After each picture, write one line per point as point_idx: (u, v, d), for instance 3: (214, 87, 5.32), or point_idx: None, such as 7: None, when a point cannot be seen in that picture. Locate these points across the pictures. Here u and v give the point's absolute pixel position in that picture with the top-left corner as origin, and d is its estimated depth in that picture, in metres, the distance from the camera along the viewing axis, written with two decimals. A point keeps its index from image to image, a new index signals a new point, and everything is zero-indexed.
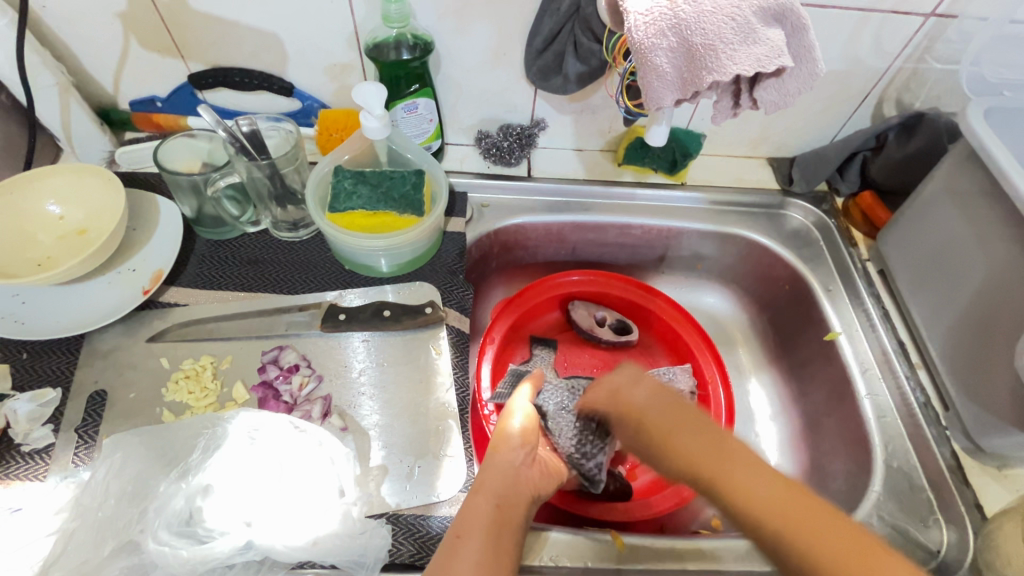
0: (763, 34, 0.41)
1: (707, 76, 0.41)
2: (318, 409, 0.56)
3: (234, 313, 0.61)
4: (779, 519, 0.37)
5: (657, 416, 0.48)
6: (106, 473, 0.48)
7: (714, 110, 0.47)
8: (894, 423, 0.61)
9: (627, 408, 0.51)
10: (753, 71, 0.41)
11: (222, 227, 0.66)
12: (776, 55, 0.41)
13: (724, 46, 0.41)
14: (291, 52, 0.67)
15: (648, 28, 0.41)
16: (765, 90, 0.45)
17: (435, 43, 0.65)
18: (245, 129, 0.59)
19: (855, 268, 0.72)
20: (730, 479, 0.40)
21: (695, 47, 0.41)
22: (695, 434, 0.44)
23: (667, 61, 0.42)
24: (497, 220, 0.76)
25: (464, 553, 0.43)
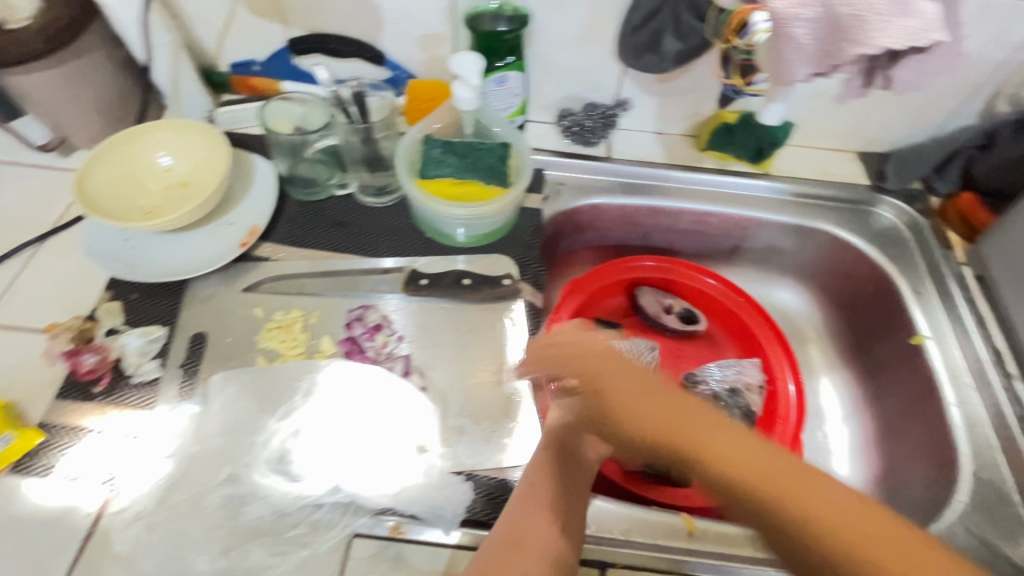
0: (919, 6, 0.39)
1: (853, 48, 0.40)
2: (399, 367, 0.58)
3: (322, 271, 0.63)
4: (776, 487, 0.30)
5: (622, 389, 0.37)
6: (218, 408, 0.52)
7: (843, 88, 0.46)
8: (985, 433, 0.59)
9: (565, 363, 0.43)
10: (901, 46, 0.40)
11: (312, 188, 0.69)
12: (929, 30, 0.40)
13: (875, 17, 0.40)
14: (388, 21, 0.68)
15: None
16: (904, 69, 0.43)
17: (531, 17, 0.65)
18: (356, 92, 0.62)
19: (950, 271, 0.69)
20: (714, 446, 0.32)
21: (842, 18, 0.40)
22: (659, 402, 0.35)
23: (807, 32, 0.42)
24: (573, 198, 0.76)
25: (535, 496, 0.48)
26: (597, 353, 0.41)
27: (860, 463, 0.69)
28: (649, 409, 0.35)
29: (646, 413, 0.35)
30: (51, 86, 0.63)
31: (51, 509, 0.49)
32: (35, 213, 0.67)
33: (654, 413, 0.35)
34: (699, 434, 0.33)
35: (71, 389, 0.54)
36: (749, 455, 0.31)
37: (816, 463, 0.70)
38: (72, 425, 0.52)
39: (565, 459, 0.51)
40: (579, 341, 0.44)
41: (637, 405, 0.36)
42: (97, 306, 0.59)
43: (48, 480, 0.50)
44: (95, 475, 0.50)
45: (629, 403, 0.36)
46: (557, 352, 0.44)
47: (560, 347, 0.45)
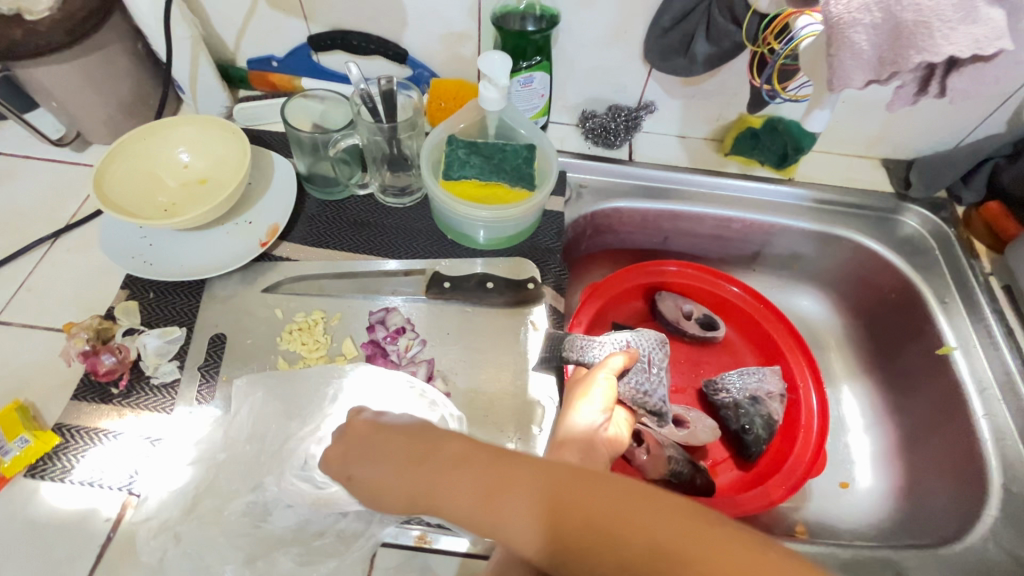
0: (985, 13, 0.38)
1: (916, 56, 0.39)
2: (423, 371, 0.57)
3: (342, 272, 0.62)
4: (612, 533, 0.29)
5: (448, 467, 0.33)
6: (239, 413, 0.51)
7: (893, 96, 0.44)
8: (1015, 447, 0.58)
9: (383, 470, 0.35)
10: (968, 54, 0.38)
11: (331, 187, 0.67)
12: (997, 37, 0.38)
13: (940, 24, 0.38)
14: (411, 19, 0.67)
15: (850, 2, 0.40)
16: (961, 79, 0.41)
17: (559, 17, 0.64)
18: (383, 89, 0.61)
19: (976, 281, 0.68)
20: (548, 504, 0.30)
21: (904, 24, 0.39)
22: (483, 470, 0.32)
23: (866, 38, 0.40)
24: (594, 201, 0.75)
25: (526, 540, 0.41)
26: (446, 445, 0.34)
27: (886, 476, 0.68)
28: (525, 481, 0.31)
29: (529, 494, 0.31)
30: (68, 79, 0.61)
31: (70, 513, 0.48)
32: (50, 209, 0.66)
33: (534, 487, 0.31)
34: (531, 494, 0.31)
35: (88, 391, 0.53)
36: (630, 510, 0.29)
37: (838, 472, 0.69)
38: (90, 427, 0.51)
39: (588, 451, 0.47)
40: (350, 435, 0.38)
41: (505, 498, 0.31)
42: (114, 305, 0.58)
43: (66, 484, 0.49)
44: (114, 479, 0.49)
45: (496, 490, 0.31)
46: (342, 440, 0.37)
47: (369, 459, 0.36)
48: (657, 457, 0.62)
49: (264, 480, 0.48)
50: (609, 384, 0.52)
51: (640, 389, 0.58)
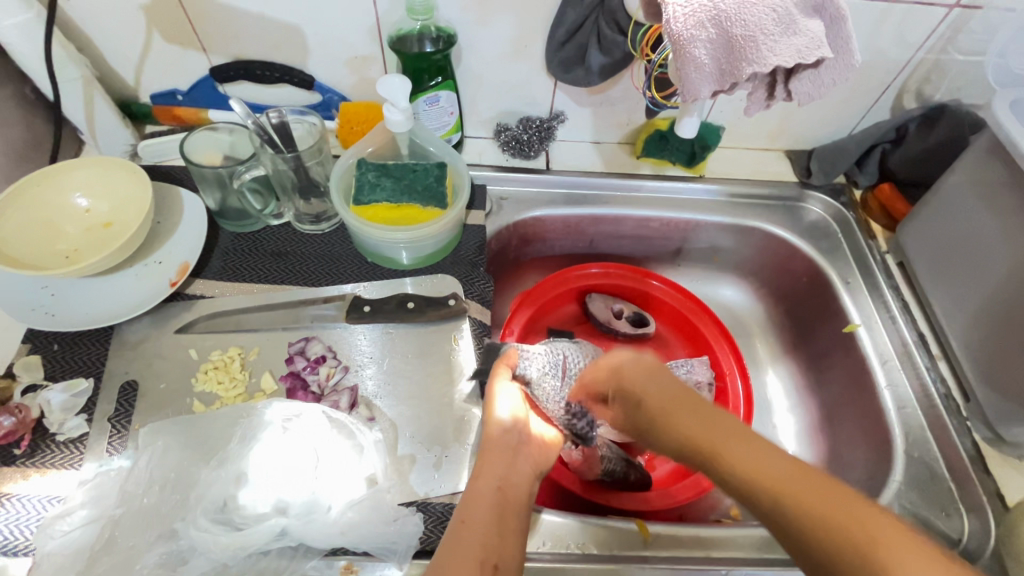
0: (803, 25, 0.42)
1: (748, 68, 0.42)
2: (346, 399, 0.56)
3: (259, 305, 0.62)
4: (748, 468, 0.34)
5: (635, 368, 0.47)
6: (149, 461, 0.50)
7: (747, 102, 0.47)
8: (915, 413, 0.61)
9: (637, 364, 0.47)
10: (793, 62, 0.42)
11: (246, 219, 0.67)
12: (816, 46, 0.42)
13: (765, 37, 0.42)
14: (313, 46, 0.67)
15: (687, 20, 0.41)
16: (801, 82, 0.45)
17: (457, 36, 0.65)
18: (274, 121, 0.61)
19: (874, 260, 0.72)
20: (687, 423, 0.39)
21: (735, 38, 0.42)
22: (660, 380, 0.44)
23: (706, 53, 0.43)
24: (516, 212, 0.76)
25: (472, 534, 0.42)
26: (635, 369, 0.46)
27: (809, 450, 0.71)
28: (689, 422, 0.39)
29: (682, 428, 0.39)
30: None
31: None
32: None
33: (693, 420, 0.38)
34: (678, 412, 0.40)
35: None
36: (765, 463, 0.34)
37: None
38: None
39: (512, 466, 0.49)
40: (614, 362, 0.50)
41: (700, 425, 0.38)
42: (14, 361, 0.55)
43: None
44: (18, 542, 0.47)
45: (669, 394, 0.42)
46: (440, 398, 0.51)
47: (628, 378, 0.46)
48: (591, 458, 0.63)
49: (177, 529, 0.47)
50: (516, 390, 0.56)
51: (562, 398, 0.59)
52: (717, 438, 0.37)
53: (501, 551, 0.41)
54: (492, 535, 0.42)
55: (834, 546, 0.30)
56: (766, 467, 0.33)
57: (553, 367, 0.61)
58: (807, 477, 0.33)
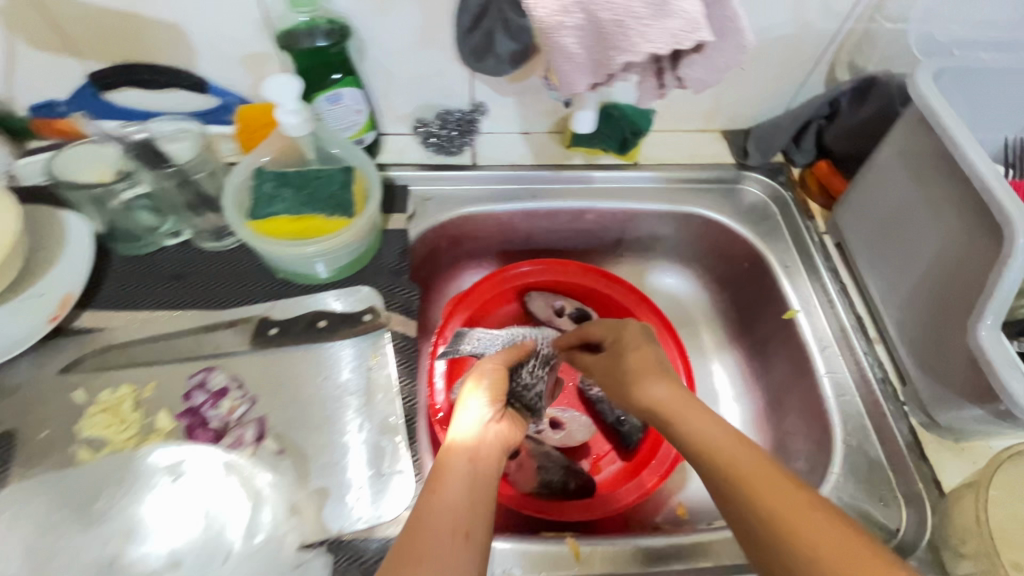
0: (677, 5, 0.38)
1: (618, 57, 0.40)
2: (252, 433, 0.52)
3: (154, 336, 0.57)
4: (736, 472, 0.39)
5: (642, 364, 0.50)
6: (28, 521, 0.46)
7: (638, 91, 0.46)
8: (854, 401, 0.60)
9: (647, 362, 0.51)
10: (666, 50, 0.39)
11: (138, 242, 0.61)
12: (693, 30, 0.38)
13: (634, 21, 0.39)
14: (197, 44, 0.61)
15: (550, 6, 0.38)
16: (690, 68, 0.43)
17: (353, 26, 0.59)
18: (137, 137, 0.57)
19: (812, 242, 0.70)
20: (691, 416, 0.44)
21: (604, 23, 0.39)
22: (661, 373, 0.49)
23: (575, 40, 0.40)
24: (442, 212, 0.72)
25: (436, 514, 0.38)
26: (651, 375, 0.49)
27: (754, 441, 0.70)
28: (706, 426, 0.43)
29: (699, 429, 0.43)
30: None
31: None
32: None
33: (666, 387, 0.47)
34: (689, 404, 0.45)
35: None
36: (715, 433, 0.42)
37: None
38: None
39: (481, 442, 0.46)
40: (618, 342, 0.55)
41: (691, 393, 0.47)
42: None
43: None
44: None
45: (672, 382, 0.48)
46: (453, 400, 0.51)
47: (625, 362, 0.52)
48: (527, 469, 0.62)
49: None
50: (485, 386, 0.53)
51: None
52: (681, 394, 0.47)
53: (472, 511, 0.39)
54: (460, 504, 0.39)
55: (786, 549, 0.35)
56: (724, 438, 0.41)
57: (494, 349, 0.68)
58: (813, 511, 0.36)
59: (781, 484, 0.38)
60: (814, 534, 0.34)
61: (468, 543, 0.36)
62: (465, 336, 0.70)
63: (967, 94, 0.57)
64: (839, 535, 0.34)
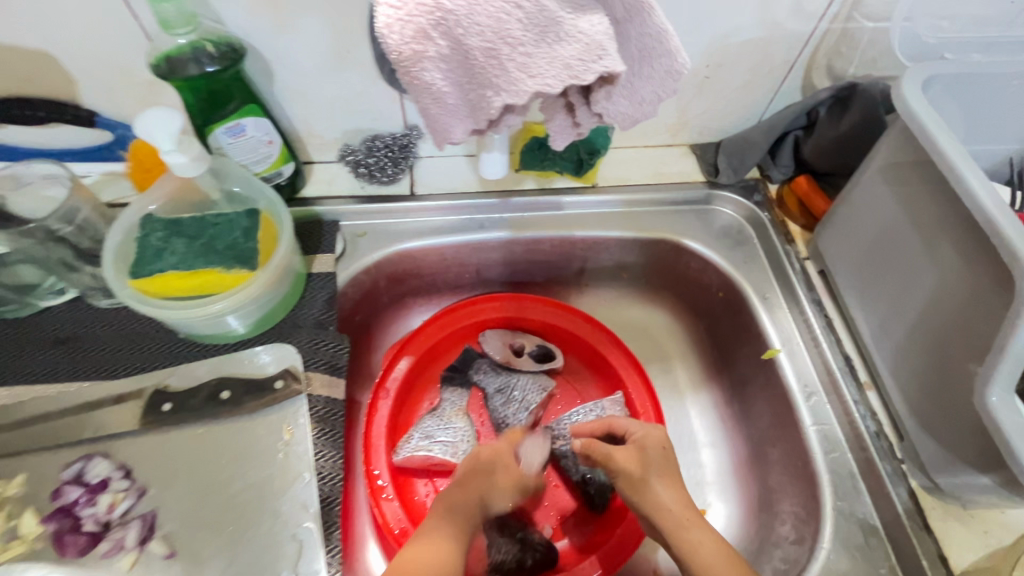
0: (570, 28, 0.32)
1: (498, 95, 0.33)
2: (134, 534, 0.44)
3: (29, 417, 0.49)
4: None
5: (657, 466, 0.51)
6: None
7: (551, 130, 0.38)
8: (845, 458, 0.52)
9: (668, 491, 0.49)
10: (559, 84, 0.33)
11: (10, 305, 0.52)
12: (595, 57, 0.33)
13: (513, 49, 0.33)
14: (76, 74, 0.53)
15: (402, 33, 0.31)
16: (609, 101, 0.36)
17: (245, 44, 0.51)
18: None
19: (793, 270, 0.62)
20: (693, 538, 0.46)
21: (473, 51, 0.32)
22: (674, 486, 0.50)
23: (442, 76, 0.33)
24: (377, 249, 0.64)
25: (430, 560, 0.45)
26: (672, 485, 0.50)
27: (734, 496, 0.62)
28: (719, 564, 0.45)
29: (707, 557, 0.45)
30: None
31: None
32: None
33: (674, 500, 0.49)
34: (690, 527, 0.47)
35: None
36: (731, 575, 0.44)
37: (694, 500, 0.62)
38: None
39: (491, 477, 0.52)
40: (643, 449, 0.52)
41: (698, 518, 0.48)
42: None
43: None
44: None
45: (681, 502, 0.49)
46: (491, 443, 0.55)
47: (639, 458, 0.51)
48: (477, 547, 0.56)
49: None
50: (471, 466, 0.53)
51: (430, 436, 0.63)
52: (690, 518, 0.48)
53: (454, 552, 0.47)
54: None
55: None
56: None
57: (494, 383, 0.68)
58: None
59: None
60: None
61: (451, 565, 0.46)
62: (474, 371, 0.69)
63: (962, 103, 0.50)
64: None
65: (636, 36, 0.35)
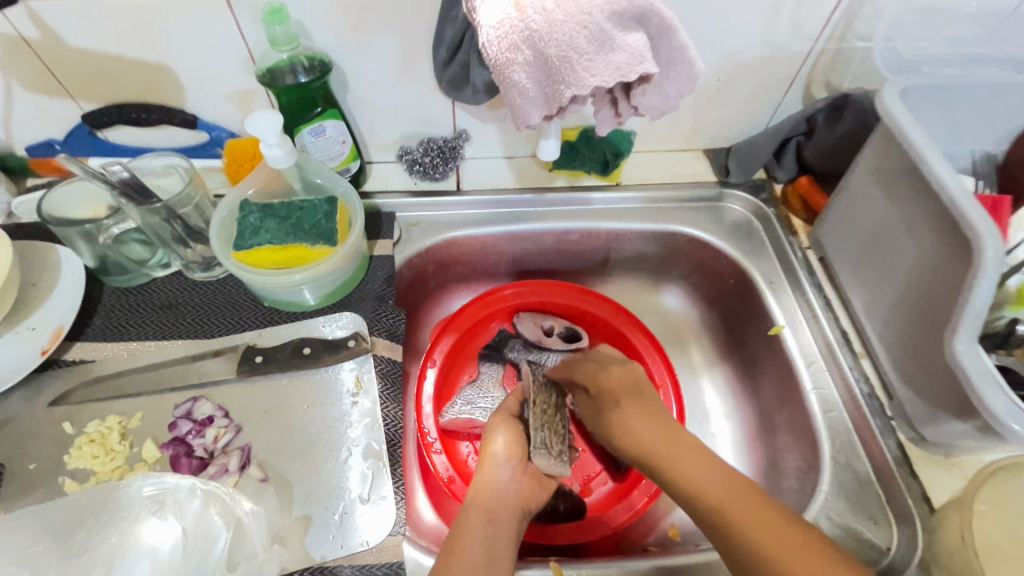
0: (620, 41, 0.41)
1: (567, 91, 0.42)
2: (235, 461, 0.53)
3: (144, 365, 0.58)
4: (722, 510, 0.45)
5: (614, 385, 0.58)
6: None
7: (596, 119, 0.48)
8: (841, 417, 0.59)
9: (628, 409, 0.55)
10: (613, 81, 0.42)
11: (128, 274, 0.62)
12: (637, 63, 0.42)
13: (580, 56, 0.41)
14: (186, 84, 0.63)
15: (501, 43, 0.42)
16: (643, 97, 0.45)
17: (333, 61, 0.61)
18: (122, 174, 0.55)
19: (796, 258, 0.70)
20: (682, 471, 0.48)
21: (551, 59, 0.42)
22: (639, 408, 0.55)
23: (526, 75, 0.43)
24: (428, 237, 0.73)
25: (477, 527, 0.51)
26: (615, 379, 0.58)
27: (745, 460, 0.69)
28: (713, 486, 0.46)
29: (701, 487, 0.47)
30: None
31: None
32: None
33: (638, 423, 0.53)
34: (668, 450, 0.50)
35: None
36: (707, 485, 0.46)
37: None
38: None
39: (516, 443, 0.61)
40: (604, 366, 0.60)
41: (675, 448, 0.50)
42: None
43: None
44: None
45: (648, 425, 0.53)
46: (497, 417, 0.64)
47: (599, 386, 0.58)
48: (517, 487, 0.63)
49: None
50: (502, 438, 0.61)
51: (471, 402, 0.72)
52: (667, 446, 0.51)
53: (498, 508, 0.54)
54: (482, 562, 0.47)
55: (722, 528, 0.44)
56: (752, 517, 0.43)
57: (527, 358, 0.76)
58: (757, 508, 0.44)
59: (735, 501, 0.45)
60: (754, 532, 0.42)
61: (498, 527, 0.52)
62: (508, 349, 0.78)
63: (939, 110, 0.58)
64: (790, 542, 0.41)
65: (665, 46, 0.44)
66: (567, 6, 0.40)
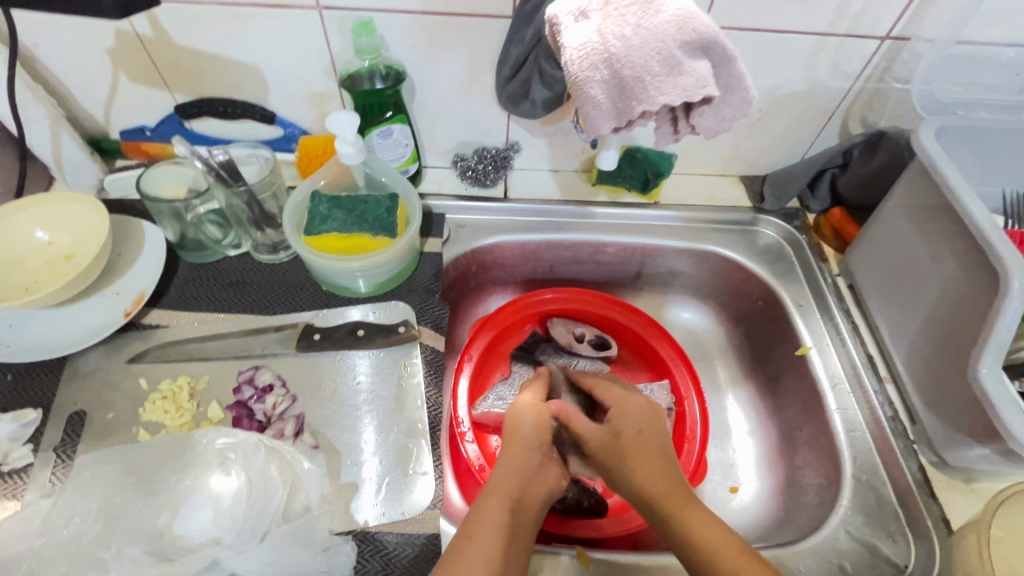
0: (688, 67, 0.46)
1: (637, 107, 0.47)
2: (291, 427, 0.57)
3: (213, 334, 0.63)
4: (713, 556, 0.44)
5: (625, 408, 0.56)
6: (73, 493, 0.51)
7: (656, 135, 0.53)
8: (864, 436, 0.61)
9: (628, 402, 0.56)
10: (679, 100, 0.46)
11: (203, 250, 0.68)
12: (702, 86, 0.46)
13: (652, 78, 0.46)
14: (270, 83, 0.70)
15: (582, 63, 0.46)
16: (701, 117, 0.50)
17: (407, 72, 0.68)
18: (220, 158, 0.62)
19: (827, 284, 0.73)
20: (687, 514, 0.47)
21: (626, 78, 0.46)
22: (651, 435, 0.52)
23: (602, 92, 0.47)
24: (474, 239, 0.78)
25: (495, 514, 0.49)
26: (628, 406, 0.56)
27: (765, 475, 0.71)
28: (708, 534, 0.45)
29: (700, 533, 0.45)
30: None
31: None
32: None
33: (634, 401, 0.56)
34: (682, 505, 0.47)
35: None
36: (714, 535, 0.45)
37: (727, 478, 0.71)
38: None
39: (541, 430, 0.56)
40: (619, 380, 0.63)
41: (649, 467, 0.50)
42: None
43: None
44: None
45: (648, 447, 0.51)
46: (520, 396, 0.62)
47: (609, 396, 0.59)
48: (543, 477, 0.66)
49: (102, 556, 0.48)
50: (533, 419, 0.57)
51: (503, 398, 0.76)
52: (671, 497, 0.48)
53: (522, 494, 0.51)
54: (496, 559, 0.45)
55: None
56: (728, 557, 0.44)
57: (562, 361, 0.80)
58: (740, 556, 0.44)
59: (720, 541, 0.45)
60: (715, 545, 0.45)
61: (519, 517, 0.49)
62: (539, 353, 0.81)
63: (971, 151, 0.61)
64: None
65: (724, 73, 0.49)
66: (643, 35, 0.45)
